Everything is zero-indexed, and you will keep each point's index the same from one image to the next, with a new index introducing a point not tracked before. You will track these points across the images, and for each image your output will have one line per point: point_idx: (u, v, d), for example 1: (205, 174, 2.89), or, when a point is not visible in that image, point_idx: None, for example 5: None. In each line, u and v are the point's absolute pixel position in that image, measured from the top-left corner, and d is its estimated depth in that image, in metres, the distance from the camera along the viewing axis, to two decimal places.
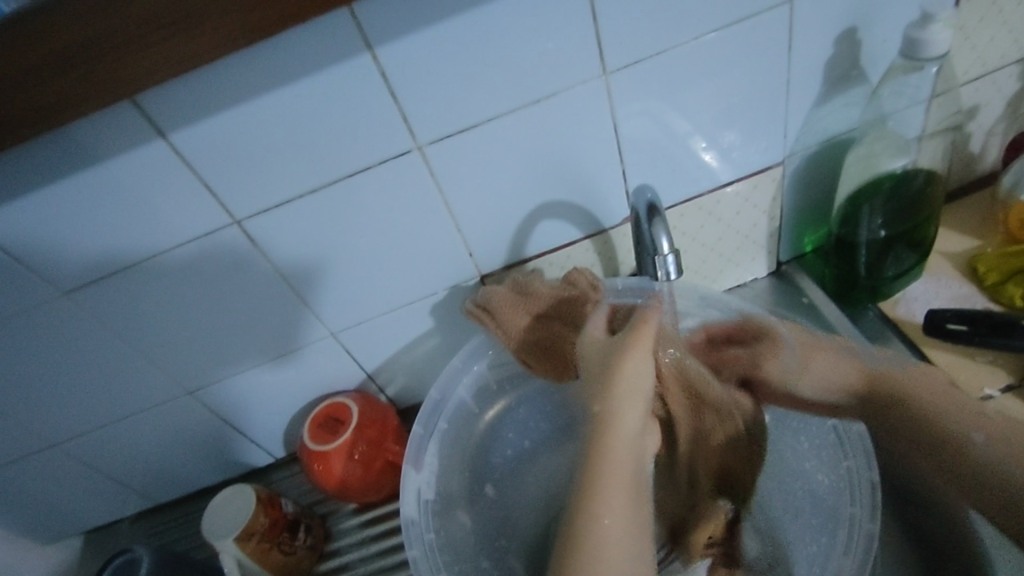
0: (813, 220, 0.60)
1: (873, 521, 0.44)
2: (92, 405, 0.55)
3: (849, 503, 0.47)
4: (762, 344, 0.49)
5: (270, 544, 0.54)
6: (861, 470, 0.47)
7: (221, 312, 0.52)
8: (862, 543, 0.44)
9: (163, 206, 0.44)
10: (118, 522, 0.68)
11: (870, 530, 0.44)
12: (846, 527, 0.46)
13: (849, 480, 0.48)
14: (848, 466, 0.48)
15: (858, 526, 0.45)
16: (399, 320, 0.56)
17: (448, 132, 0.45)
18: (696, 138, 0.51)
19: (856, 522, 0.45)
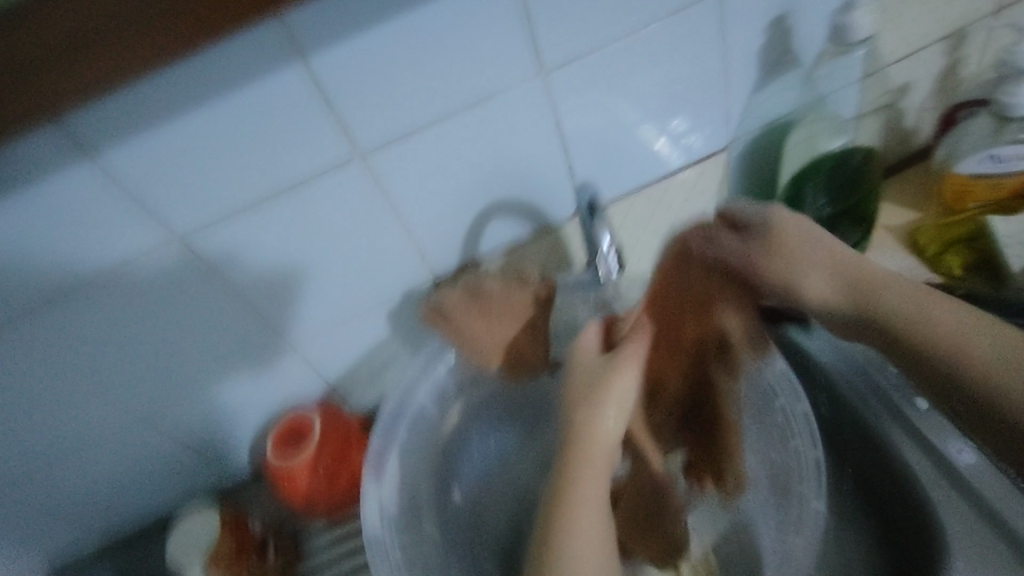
0: (760, 203, 0.61)
1: (820, 498, 0.46)
2: (33, 447, 0.52)
3: (797, 480, 0.48)
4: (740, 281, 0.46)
5: (239, 566, 0.54)
6: (806, 448, 0.48)
7: (168, 339, 0.49)
8: (812, 522, 0.45)
9: (92, 233, 0.42)
10: (78, 560, 0.66)
11: (818, 508, 0.46)
12: (797, 504, 0.47)
13: (795, 459, 0.49)
14: (795, 446, 0.48)
15: (806, 504, 0.46)
16: (354, 328, 0.56)
17: (389, 138, 0.44)
18: (645, 126, 0.51)
19: (806, 502, 0.47)
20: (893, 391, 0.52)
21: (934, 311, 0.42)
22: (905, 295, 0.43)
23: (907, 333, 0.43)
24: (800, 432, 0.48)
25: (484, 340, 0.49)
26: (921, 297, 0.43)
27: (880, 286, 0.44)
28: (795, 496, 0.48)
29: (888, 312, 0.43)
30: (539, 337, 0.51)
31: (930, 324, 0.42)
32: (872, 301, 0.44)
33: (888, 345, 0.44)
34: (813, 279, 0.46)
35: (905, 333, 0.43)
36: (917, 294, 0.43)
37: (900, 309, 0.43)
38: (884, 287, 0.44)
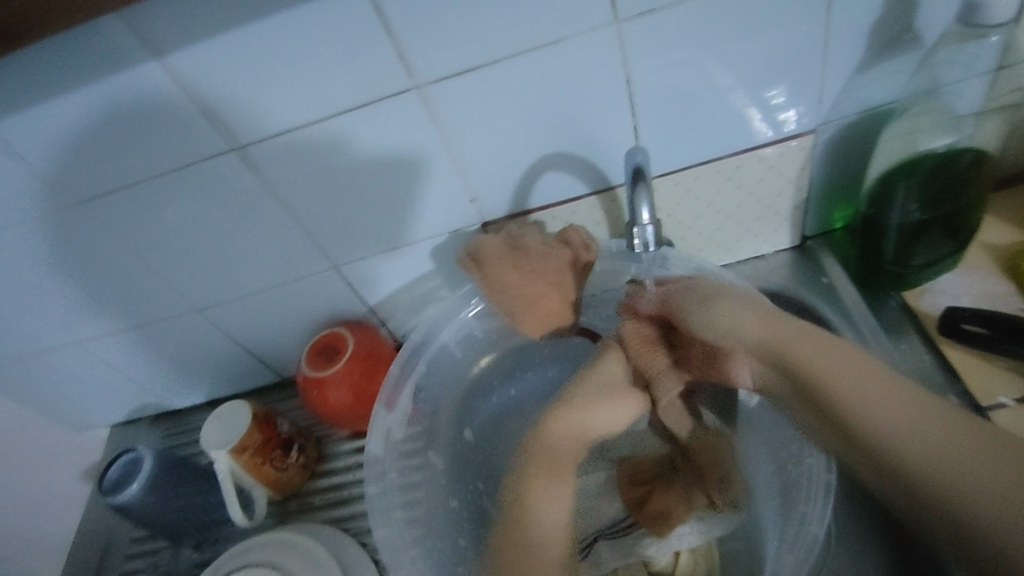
0: (842, 196, 0.56)
1: (821, 523, 0.44)
2: (107, 312, 0.60)
3: (804, 499, 0.46)
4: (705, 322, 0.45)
5: (262, 459, 0.57)
6: (819, 469, 0.46)
7: (221, 240, 0.54)
8: (807, 542, 0.44)
9: (161, 130, 0.45)
10: (139, 419, 0.76)
11: (815, 533, 0.44)
12: (797, 522, 0.46)
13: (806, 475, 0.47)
14: (810, 463, 0.47)
15: (805, 525, 0.45)
16: (399, 258, 0.57)
17: (446, 73, 0.43)
18: (740, 95, 0.47)
19: (807, 521, 0.45)
20: None
21: (826, 372, 0.40)
22: (843, 370, 0.39)
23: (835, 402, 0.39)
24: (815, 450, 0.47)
25: (512, 293, 0.48)
26: (859, 368, 0.39)
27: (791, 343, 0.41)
28: (798, 513, 0.46)
29: (818, 381, 0.40)
30: (569, 302, 0.51)
31: (868, 404, 0.38)
32: (789, 359, 0.41)
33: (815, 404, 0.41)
34: (740, 319, 0.44)
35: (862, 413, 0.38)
36: (850, 368, 0.39)
37: (832, 375, 0.40)
38: (815, 356, 0.41)
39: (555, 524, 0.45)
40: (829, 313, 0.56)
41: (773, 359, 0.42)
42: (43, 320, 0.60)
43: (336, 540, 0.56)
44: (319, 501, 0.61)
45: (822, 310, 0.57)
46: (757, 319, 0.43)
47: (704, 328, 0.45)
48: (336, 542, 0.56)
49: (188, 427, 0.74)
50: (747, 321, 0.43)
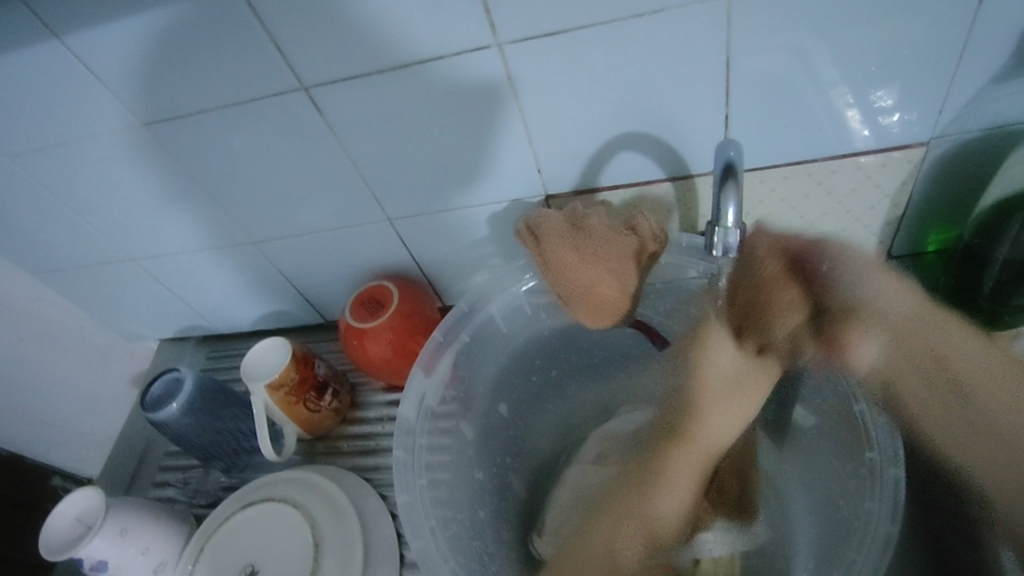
0: (943, 219, 0.51)
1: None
2: (166, 232, 0.61)
3: (856, 547, 0.42)
4: (847, 267, 0.45)
5: (297, 399, 0.58)
6: (877, 513, 0.42)
7: (283, 178, 0.54)
8: None
9: (235, 60, 0.44)
10: (186, 340, 0.78)
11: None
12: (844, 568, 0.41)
13: (862, 522, 0.43)
14: (868, 508, 0.43)
15: (855, 568, 0.41)
16: (456, 219, 0.55)
17: (532, 33, 0.41)
18: (839, 89, 0.43)
19: (854, 567, 0.41)
20: None
21: (933, 332, 0.44)
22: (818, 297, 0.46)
23: (955, 370, 0.43)
24: (877, 497, 0.42)
25: (570, 275, 0.47)
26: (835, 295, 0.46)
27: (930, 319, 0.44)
28: (847, 555, 0.42)
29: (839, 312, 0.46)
30: (626, 292, 0.49)
31: (971, 373, 0.42)
32: (850, 315, 0.46)
33: (913, 366, 0.45)
34: (891, 291, 0.45)
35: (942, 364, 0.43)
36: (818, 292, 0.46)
37: (944, 340, 0.43)
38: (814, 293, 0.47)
39: (671, 484, 0.48)
40: None
41: (846, 315, 0.46)
42: (106, 231, 0.62)
43: (359, 489, 0.56)
44: (348, 447, 0.62)
45: None
46: (912, 299, 0.45)
47: (838, 278, 0.45)
48: (359, 491, 0.55)
49: (230, 354, 0.76)
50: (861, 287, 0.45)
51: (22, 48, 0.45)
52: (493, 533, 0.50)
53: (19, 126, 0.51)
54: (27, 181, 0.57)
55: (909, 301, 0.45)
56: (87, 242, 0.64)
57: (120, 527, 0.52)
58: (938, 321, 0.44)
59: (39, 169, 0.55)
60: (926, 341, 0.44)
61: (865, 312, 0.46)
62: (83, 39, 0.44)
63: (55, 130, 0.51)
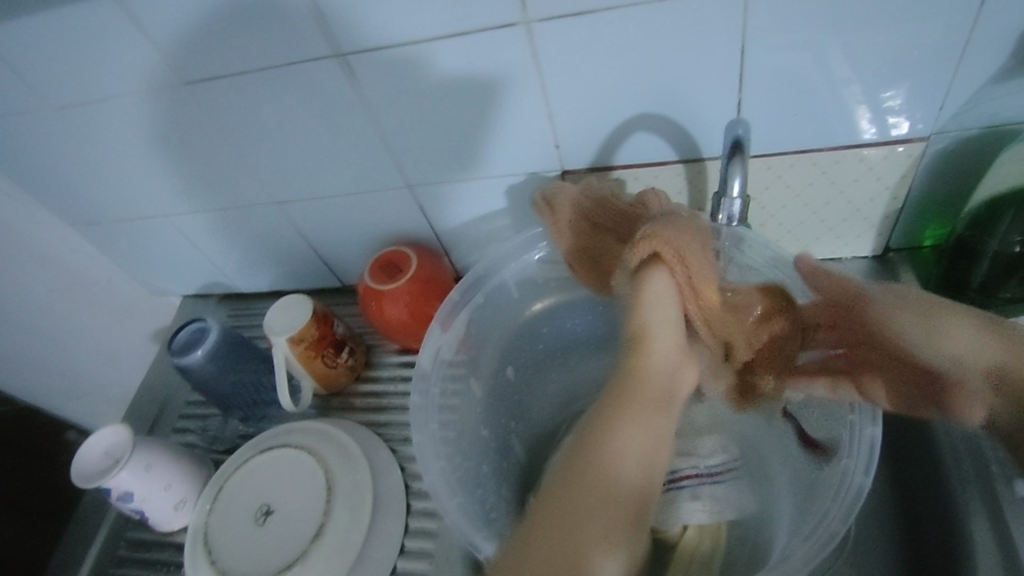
0: (940, 213, 0.53)
1: (844, 522, 0.44)
2: (198, 191, 0.64)
3: (831, 498, 0.47)
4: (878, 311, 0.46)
5: (316, 354, 0.61)
6: (855, 472, 0.46)
7: (313, 143, 0.57)
8: (827, 531, 0.44)
9: (276, 23, 0.47)
10: (209, 297, 0.82)
11: (835, 530, 0.44)
12: (820, 519, 0.46)
13: (841, 482, 0.46)
14: (844, 465, 0.47)
15: (829, 520, 0.45)
16: (475, 190, 0.58)
17: (558, 13, 0.43)
18: (853, 89, 0.45)
19: (827, 517, 0.45)
20: (994, 465, 0.46)
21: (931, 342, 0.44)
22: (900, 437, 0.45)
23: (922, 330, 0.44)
24: (855, 452, 0.47)
25: (582, 242, 0.52)
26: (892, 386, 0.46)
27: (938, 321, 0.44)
28: (820, 508, 0.47)
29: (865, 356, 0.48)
30: None
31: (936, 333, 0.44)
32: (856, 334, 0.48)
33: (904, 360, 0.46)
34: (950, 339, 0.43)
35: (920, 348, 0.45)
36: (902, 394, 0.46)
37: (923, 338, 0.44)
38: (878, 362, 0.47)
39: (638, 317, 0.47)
40: None
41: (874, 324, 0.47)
42: (141, 187, 0.65)
43: (371, 443, 0.58)
44: (360, 404, 0.65)
45: None
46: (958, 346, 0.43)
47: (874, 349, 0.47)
48: (369, 445, 0.58)
49: (249, 312, 0.79)
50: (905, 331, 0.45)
51: (78, 2, 0.47)
52: (495, 486, 0.53)
53: (69, 78, 0.54)
54: (70, 130, 0.60)
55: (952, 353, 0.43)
56: (122, 196, 0.67)
57: (145, 462, 0.55)
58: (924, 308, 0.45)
59: (83, 121, 0.58)
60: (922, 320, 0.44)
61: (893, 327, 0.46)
62: None
63: (102, 83, 0.54)
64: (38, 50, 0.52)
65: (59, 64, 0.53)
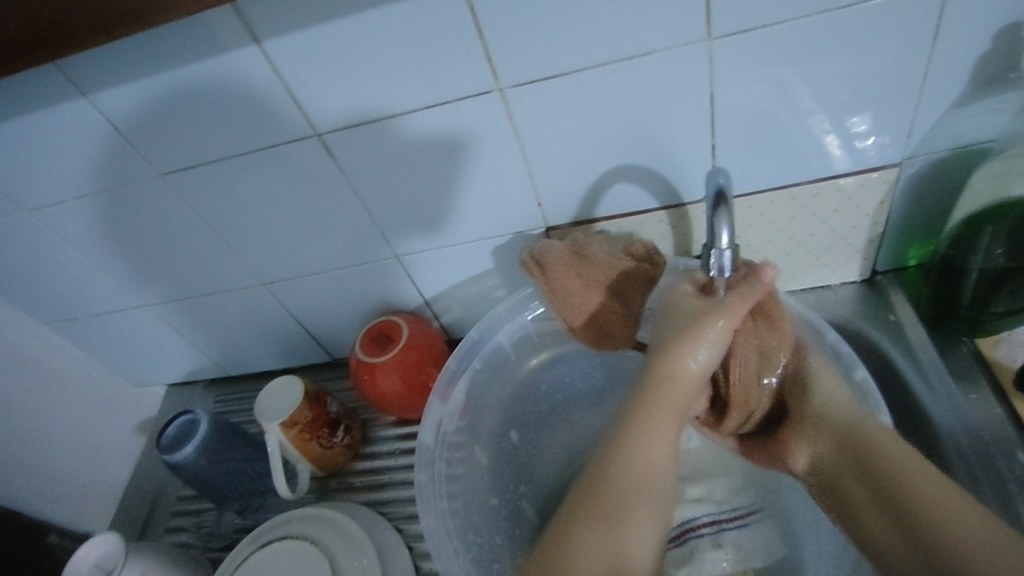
0: (922, 234, 0.54)
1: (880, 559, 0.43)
2: (177, 278, 0.63)
3: None
4: (860, 440, 0.45)
5: (311, 435, 0.59)
6: None
7: (292, 221, 0.56)
8: None
9: (250, 110, 0.47)
10: (195, 383, 0.79)
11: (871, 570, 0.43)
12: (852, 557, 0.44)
13: None
14: None
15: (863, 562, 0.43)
16: (461, 253, 0.58)
17: (531, 78, 0.44)
18: (818, 118, 0.46)
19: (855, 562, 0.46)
20: (1014, 485, 0.45)
21: (942, 508, 0.40)
22: (937, 510, 0.40)
23: (914, 482, 0.42)
24: None
25: (577, 299, 0.51)
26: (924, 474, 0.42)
27: (937, 492, 0.40)
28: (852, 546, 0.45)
29: (861, 443, 0.45)
30: (631, 315, 0.52)
31: (928, 498, 0.40)
32: (843, 424, 0.46)
33: (894, 500, 0.42)
34: (927, 478, 0.41)
35: (927, 509, 0.40)
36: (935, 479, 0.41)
37: (913, 480, 0.42)
38: (889, 452, 0.44)
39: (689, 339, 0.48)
40: (895, 354, 0.55)
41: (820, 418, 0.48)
42: (118, 280, 0.64)
43: (375, 524, 0.56)
44: (359, 482, 0.63)
45: (888, 350, 0.55)
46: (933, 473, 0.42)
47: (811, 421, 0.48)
48: (374, 526, 0.56)
49: (238, 396, 0.77)
50: (872, 444, 0.44)
51: (48, 104, 0.47)
52: (510, 557, 0.51)
53: (39, 178, 0.53)
54: (43, 230, 0.59)
55: (929, 486, 0.41)
56: (97, 290, 0.65)
57: (138, 571, 0.52)
58: (901, 454, 0.43)
59: (58, 219, 0.57)
60: (907, 477, 0.42)
61: (874, 461, 0.44)
62: (108, 97, 0.46)
63: (73, 180, 0.53)
64: (8, 152, 0.51)
65: (30, 164, 0.52)
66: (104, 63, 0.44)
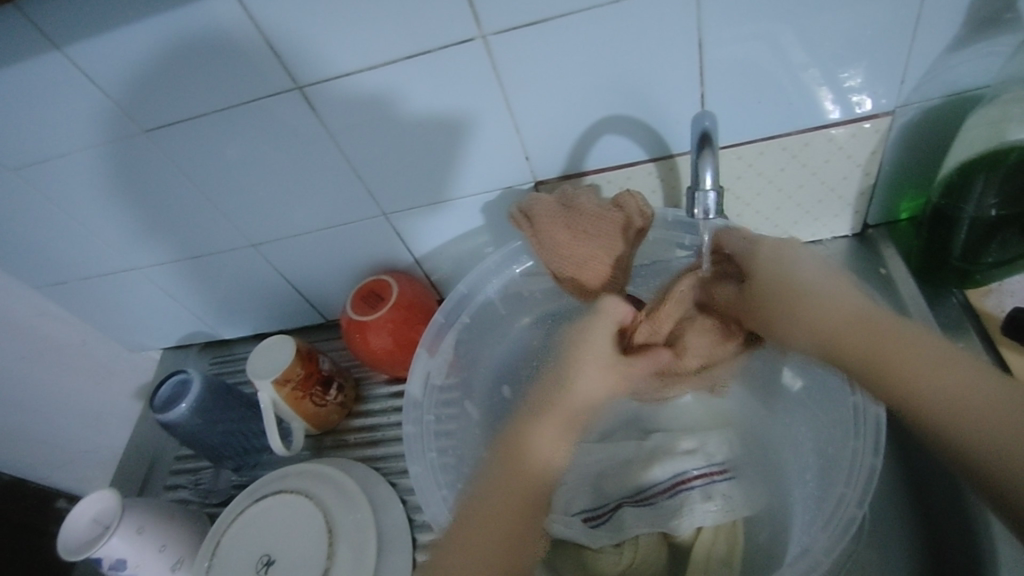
0: (914, 184, 0.53)
1: (860, 506, 0.43)
2: (165, 239, 0.63)
3: (849, 451, 0.46)
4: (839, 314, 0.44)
5: (303, 393, 0.59)
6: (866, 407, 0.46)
7: (278, 178, 0.56)
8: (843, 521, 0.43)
9: (228, 62, 0.46)
10: (190, 347, 0.80)
11: (854, 515, 0.43)
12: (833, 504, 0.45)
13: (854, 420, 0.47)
14: (852, 448, 0.46)
15: (844, 506, 0.44)
16: (450, 210, 0.58)
17: (515, 23, 0.43)
18: (810, 71, 0.45)
19: (843, 500, 0.44)
20: None
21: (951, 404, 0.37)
22: (959, 409, 0.37)
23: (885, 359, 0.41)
24: (862, 436, 0.45)
25: (566, 250, 0.51)
26: (898, 341, 0.41)
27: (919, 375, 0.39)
28: (835, 494, 0.45)
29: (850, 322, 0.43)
30: (620, 265, 0.53)
31: (913, 379, 0.39)
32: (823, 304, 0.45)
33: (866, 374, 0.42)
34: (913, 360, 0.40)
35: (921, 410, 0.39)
36: (924, 357, 0.40)
37: (885, 360, 0.41)
38: (876, 337, 0.42)
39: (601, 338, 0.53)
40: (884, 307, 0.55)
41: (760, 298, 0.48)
42: (106, 241, 0.64)
43: (368, 478, 0.57)
44: (354, 439, 0.63)
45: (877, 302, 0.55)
46: (928, 350, 0.40)
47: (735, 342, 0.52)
48: (370, 481, 0.56)
49: (234, 358, 0.77)
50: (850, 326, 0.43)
51: (25, 59, 0.46)
52: None
53: (21, 135, 0.53)
54: (27, 190, 0.58)
55: (911, 365, 0.40)
56: (85, 252, 0.65)
57: (137, 525, 0.53)
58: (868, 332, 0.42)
59: (41, 179, 0.57)
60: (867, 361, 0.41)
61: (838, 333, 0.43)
62: (84, 49, 0.46)
63: (55, 139, 0.53)
64: None
65: (12, 123, 0.52)
66: (77, 13, 0.43)
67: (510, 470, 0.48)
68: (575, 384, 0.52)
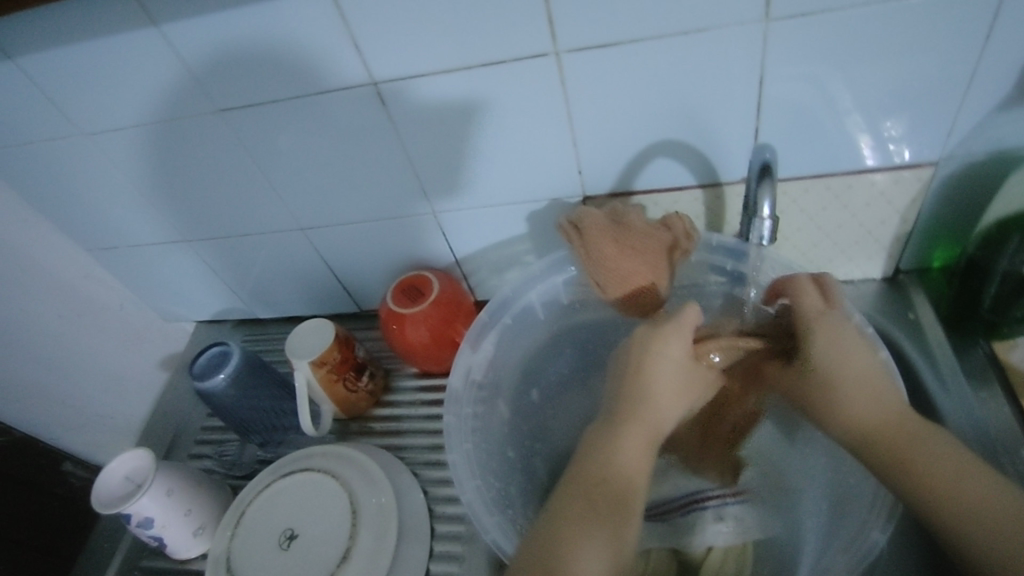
0: (948, 234, 0.55)
1: None
2: (218, 215, 0.65)
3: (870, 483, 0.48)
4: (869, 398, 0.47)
5: (338, 377, 0.61)
6: None
7: (338, 168, 0.58)
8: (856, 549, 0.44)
9: (310, 53, 0.49)
10: (224, 323, 0.82)
11: None
12: None
13: None
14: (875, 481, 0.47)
15: None
16: (498, 214, 0.60)
17: (589, 43, 0.45)
18: (854, 118, 0.47)
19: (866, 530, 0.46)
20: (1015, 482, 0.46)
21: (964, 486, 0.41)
22: (970, 491, 0.41)
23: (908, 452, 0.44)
24: None
25: (612, 264, 0.53)
26: (929, 436, 0.44)
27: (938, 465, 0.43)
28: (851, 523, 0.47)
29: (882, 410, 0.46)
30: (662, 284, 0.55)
31: (939, 472, 0.42)
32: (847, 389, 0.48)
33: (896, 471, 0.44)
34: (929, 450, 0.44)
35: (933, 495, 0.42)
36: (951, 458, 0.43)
37: (925, 459, 0.43)
38: (911, 437, 0.45)
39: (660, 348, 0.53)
40: (910, 349, 0.56)
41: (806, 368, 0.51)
42: (161, 211, 0.66)
43: (393, 465, 0.58)
44: (378, 427, 0.65)
45: (903, 345, 0.57)
46: (956, 453, 0.43)
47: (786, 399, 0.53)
48: (394, 468, 0.58)
49: (265, 337, 0.79)
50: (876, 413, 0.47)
51: (119, 31, 0.49)
52: (521, 505, 0.53)
53: (100, 103, 0.55)
54: (94, 155, 0.61)
55: (939, 463, 0.43)
56: (138, 220, 0.67)
57: (167, 487, 0.55)
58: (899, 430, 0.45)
59: (110, 146, 0.59)
60: (901, 456, 0.44)
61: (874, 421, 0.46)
62: (176, 28, 0.48)
63: (131, 109, 0.55)
64: (72, 76, 0.53)
65: (94, 90, 0.54)
66: None
67: (589, 477, 0.47)
68: (653, 402, 0.51)
